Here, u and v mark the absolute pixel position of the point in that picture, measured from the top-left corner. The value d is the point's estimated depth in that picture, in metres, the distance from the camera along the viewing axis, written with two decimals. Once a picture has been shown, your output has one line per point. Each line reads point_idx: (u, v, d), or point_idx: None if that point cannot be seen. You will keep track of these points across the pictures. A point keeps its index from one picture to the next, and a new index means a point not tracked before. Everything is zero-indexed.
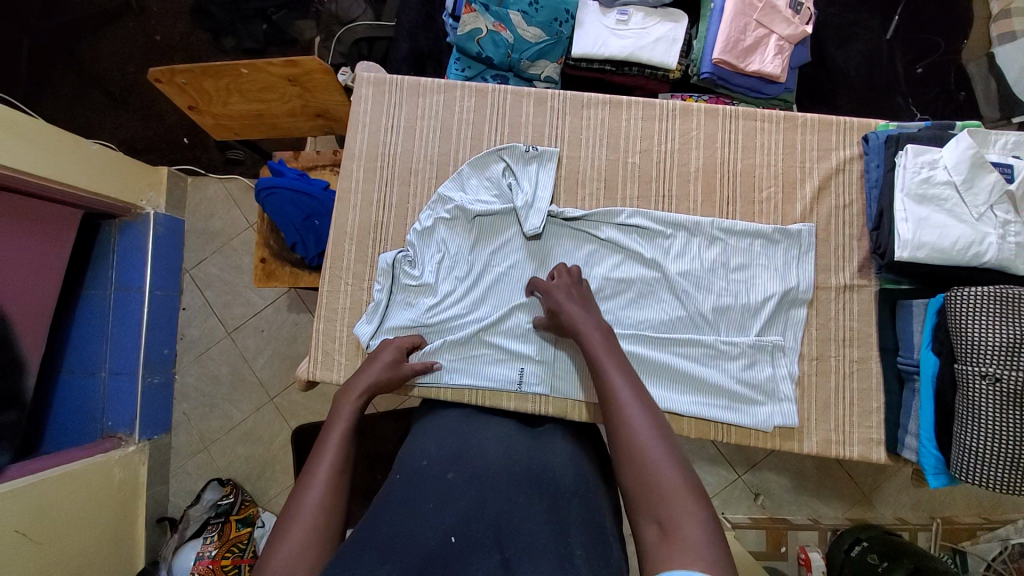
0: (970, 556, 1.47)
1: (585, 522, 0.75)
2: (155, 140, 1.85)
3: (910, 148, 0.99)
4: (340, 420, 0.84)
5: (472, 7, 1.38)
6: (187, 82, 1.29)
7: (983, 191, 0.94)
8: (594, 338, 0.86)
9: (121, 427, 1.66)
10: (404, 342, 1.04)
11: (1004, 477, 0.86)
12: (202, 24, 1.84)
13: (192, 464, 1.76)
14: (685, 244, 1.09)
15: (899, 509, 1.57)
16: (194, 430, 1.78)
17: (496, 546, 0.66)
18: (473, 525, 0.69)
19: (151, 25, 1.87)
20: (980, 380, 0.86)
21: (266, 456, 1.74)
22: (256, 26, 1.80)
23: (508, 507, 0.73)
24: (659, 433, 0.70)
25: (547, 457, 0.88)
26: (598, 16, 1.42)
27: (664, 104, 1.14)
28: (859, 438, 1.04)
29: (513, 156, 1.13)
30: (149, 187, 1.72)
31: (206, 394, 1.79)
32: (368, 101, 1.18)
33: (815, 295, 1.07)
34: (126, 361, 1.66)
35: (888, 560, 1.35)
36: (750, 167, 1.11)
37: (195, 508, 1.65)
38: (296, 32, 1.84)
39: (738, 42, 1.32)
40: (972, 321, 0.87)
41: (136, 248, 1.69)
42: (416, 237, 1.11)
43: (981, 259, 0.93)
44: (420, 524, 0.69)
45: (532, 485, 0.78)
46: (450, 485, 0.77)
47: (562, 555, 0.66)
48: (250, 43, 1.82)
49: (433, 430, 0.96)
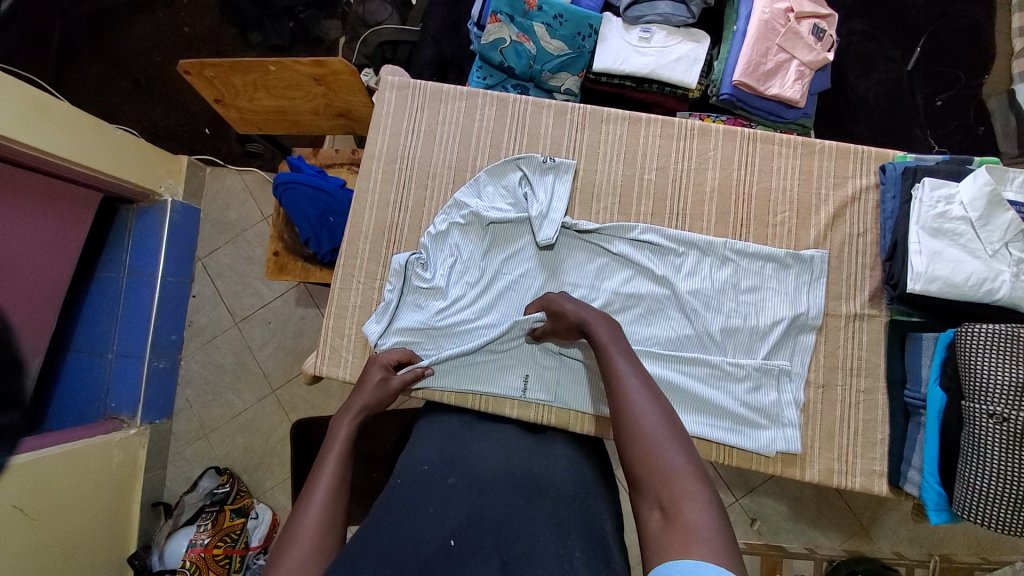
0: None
1: (586, 527, 0.75)
2: (177, 129, 1.88)
3: (927, 180, 0.99)
4: (338, 440, 0.86)
5: (497, 17, 1.40)
6: (215, 76, 1.31)
7: (998, 228, 0.94)
8: (599, 328, 0.85)
9: (124, 409, 1.67)
10: (389, 356, 1.04)
11: (1005, 518, 0.85)
12: (231, 19, 1.89)
13: (190, 451, 1.77)
14: (696, 264, 1.09)
15: (896, 543, 1.56)
16: (195, 417, 1.79)
17: (495, 550, 0.67)
18: (474, 527, 0.70)
19: (181, 17, 1.92)
20: (986, 419, 0.85)
21: (264, 448, 1.75)
22: (283, 24, 1.85)
23: (507, 513, 0.73)
24: (664, 419, 0.69)
25: (548, 464, 0.88)
26: (621, 33, 1.43)
27: (683, 123, 1.15)
28: (862, 468, 1.03)
29: (530, 166, 1.14)
30: (169, 175, 1.75)
31: (210, 381, 1.81)
32: (390, 104, 1.20)
33: (824, 322, 1.07)
34: (134, 343, 1.68)
35: None
36: (765, 191, 1.11)
37: (191, 495, 1.64)
38: (322, 32, 1.88)
39: (759, 66, 1.33)
40: (980, 359, 0.86)
41: (151, 233, 1.72)
42: (429, 240, 1.12)
43: (993, 295, 0.93)
44: (422, 528, 0.70)
45: (532, 491, 0.78)
46: (450, 488, 0.78)
47: (562, 557, 0.67)
48: (277, 40, 1.86)
49: (435, 433, 0.96)
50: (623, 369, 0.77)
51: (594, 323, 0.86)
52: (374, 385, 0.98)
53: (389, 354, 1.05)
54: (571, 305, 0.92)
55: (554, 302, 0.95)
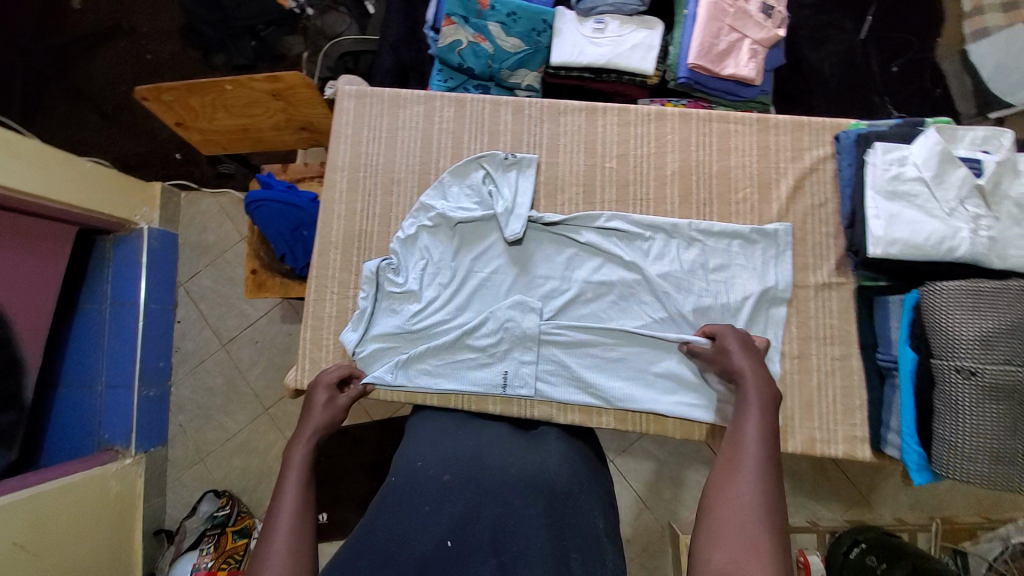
0: (970, 557, 1.48)
1: (580, 526, 0.79)
2: (148, 156, 1.88)
3: (880, 145, 0.99)
4: (293, 468, 0.87)
5: (452, 20, 1.43)
6: (174, 99, 1.31)
7: (952, 186, 0.95)
8: (750, 384, 0.87)
9: (118, 440, 1.66)
10: (335, 374, 1.06)
11: (987, 474, 0.83)
12: (194, 43, 1.89)
13: (188, 476, 1.77)
14: (664, 246, 1.10)
15: (898, 509, 1.58)
16: (190, 441, 1.79)
17: (492, 549, 0.70)
18: (469, 526, 0.73)
19: (143, 44, 1.92)
20: (957, 374, 0.84)
21: (262, 467, 1.75)
22: (245, 43, 1.86)
23: (502, 509, 0.75)
24: (767, 497, 0.71)
25: (540, 458, 0.90)
26: (576, 25, 1.46)
27: (639, 109, 1.16)
28: (843, 435, 1.03)
29: (492, 164, 1.15)
30: (143, 203, 1.74)
31: (202, 405, 1.80)
32: (350, 113, 1.20)
33: (794, 294, 1.07)
34: (122, 374, 1.68)
35: (886, 562, 1.36)
36: (725, 169, 1.12)
37: (191, 520, 1.65)
38: (285, 48, 1.89)
39: (712, 47, 1.36)
40: (949, 315, 0.85)
41: (132, 262, 1.71)
42: (400, 244, 1.12)
43: (954, 253, 0.93)
44: (421, 528, 0.73)
45: (528, 485, 0.79)
46: (445, 486, 0.79)
47: (557, 559, 0.70)
48: (240, 59, 1.88)
49: (426, 435, 0.98)
50: (750, 432, 0.80)
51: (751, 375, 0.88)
52: (326, 402, 1.01)
53: (337, 369, 1.08)
54: (745, 350, 0.93)
55: (726, 340, 0.96)
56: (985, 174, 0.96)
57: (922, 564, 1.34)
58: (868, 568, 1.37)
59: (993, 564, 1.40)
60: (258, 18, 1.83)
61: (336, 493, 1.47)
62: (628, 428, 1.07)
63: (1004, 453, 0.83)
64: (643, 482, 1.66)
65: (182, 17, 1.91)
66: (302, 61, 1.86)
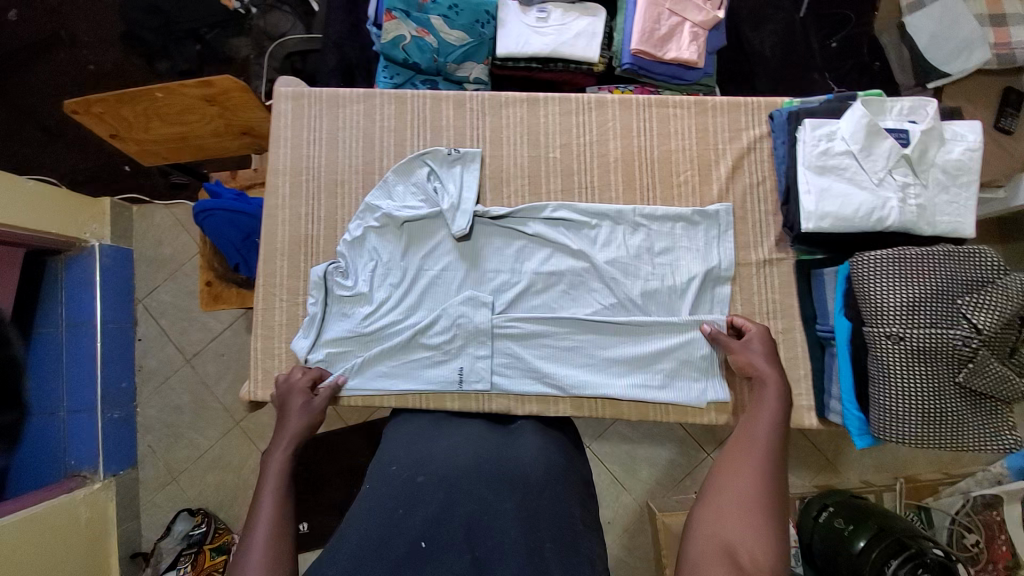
0: (934, 512, 1.54)
1: (554, 516, 0.79)
2: (97, 171, 1.81)
3: (808, 121, 1.00)
4: (269, 480, 0.88)
5: (392, 15, 1.40)
6: (105, 111, 1.27)
7: (880, 157, 0.97)
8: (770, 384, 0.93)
9: (85, 465, 1.62)
10: (304, 380, 1.05)
11: (921, 434, 0.85)
12: (136, 51, 1.82)
13: (162, 496, 1.73)
14: (610, 233, 1.11)
15: (864, 472, 1.65)
16: (161, 461, 1.74)
17: (465, 544, 0.74)
18: (443, 526, 0.76)
19: (84, 56, 1.84)
20: (886, 341, 0.85)
21: (238, 481, 1.72)
22: (189, 47, 1.80)
23: (475, 505, 0.78)
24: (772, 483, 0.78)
25: (516, 453, 0.89)
26: (519, 15, 1.45)
27: (579, 97, 1.16)
28: (789, 405, 1.06)
29: (436, 160, 1.14)
30: (92, 220, 1.69)
31: (170, 423, 1.76)
32: (287, 115, 1.18)
33: (737, 272, 1.10)
34: (83, 399, 1.63)
35: (852, 523, 1.39)
36: (666, 153, 1.14)
37: (167, 541, 1.62)
38: (231, 51, 1.83)
39: (653, 32, 1.38)
40: (876, 284, 0.86)
41: (85, 282, 1.65)
42: (347, 247, 1.11)
43: (884, 223, 0.95)
44: (395, 530, 0.76)
45: (498, 479, 0.81)
46: (420, 488, 0.82)
47: (532, 549, 0.73)
48: (185, 65, 1.81)
49: (402, 437, 0.99)
50: (762, 428, 0.87)
51: (768, 373, 0.95)
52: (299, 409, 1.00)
53: (303, 374, 1.06)
54: (760, 347, 0.99)
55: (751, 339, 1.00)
56: (911, 143, 0.97)
57: (885, 523, 1.36)
58: (837, 531, 1.41)
59: (956, 519, 1.47)
60: (202, 21, 1.77)
61: (315, 502, 1.46)
62: (585, 414, 1.08)
63: (932, 414, 0.85)
64: (620, 466, 1.68)
65: (121, 25, 1.84)
66: (249, 64, 1.80)
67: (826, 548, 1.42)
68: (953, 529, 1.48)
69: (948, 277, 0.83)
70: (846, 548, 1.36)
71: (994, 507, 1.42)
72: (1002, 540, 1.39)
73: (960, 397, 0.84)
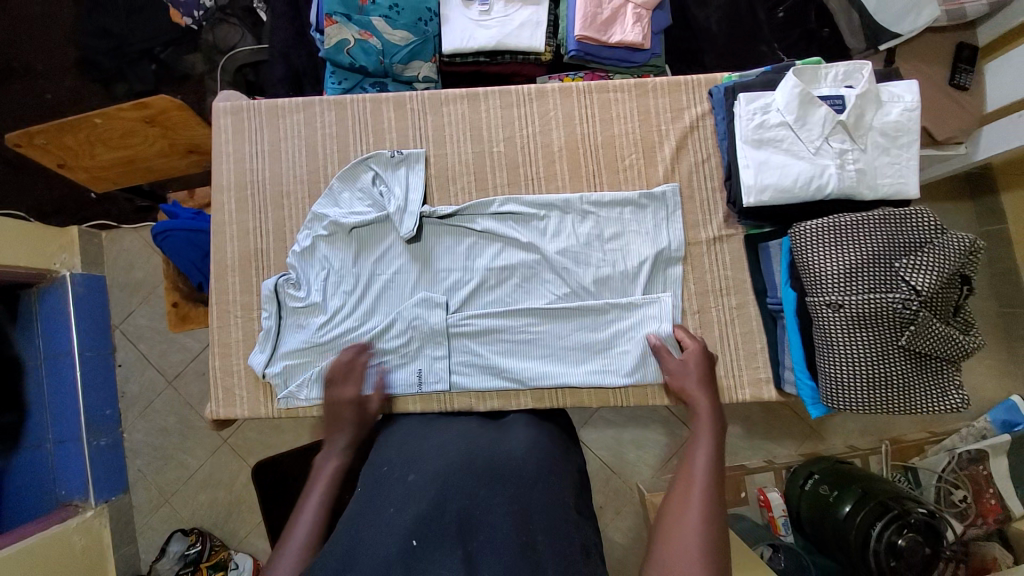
0: (921, 472, 1.51)
1: (549, 508, 0.76)
2: (64, 201, 1.77)
3: (743, 96, 1.00)
4: (317, 487, 0.87)
5: (333, 19, 1.38)
6: (48, 142, 1.26)
7: (816, 125, 0.97)
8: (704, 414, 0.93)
9: (75, 494, 1.58)
10: (350, 391, 1.02)
11: (866, 400, 0.85)
12: (90, 74, 1.77)
13: (157, 518, 1.70)
14: (559, 223, 1.11)
15: (849, 437, 1.65)
16: (153, 484, 1.72)
17: (458, 541, 0.71)
18: (433, 523, 0.73)
19: (38, 84, 1.78)
20: (827, 309, 0.86)
21: (231, 497, 1.71)
22: (144, 67, 1.76)
23: (467, 500, 0.75)
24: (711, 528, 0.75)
25: (508, 448, 0.85)
26: (462, 10, 1.43)
27: (519, 89, 1.16)
28: (749, 379, 1.07)
29: (380, 163, 1.13)
30: (60, 249, 1.64)
31: (158, 446, 1.74)
32: (228, 130, 1.17)
33: (687, 252, 1.10)
34: (69, 427, 1.59)
35: (837, 490, 1.36)
36: (610, 138, 1.13)
37: (163, 561, 1.60)
38: (187, 66, 1.78)
39: (596, 16, 1.36)
40: (814, 253, 0.87)
41: (59, 312, 1.61)
42: (297, 259, 1.11)
43: (823, 191, 0.95)
44: (383, 528, 0.74)
45: (489, 474, 0.78)
46: (410, 486, 0.79)
47: (523, 543, 0.71)
48: (140, 85, 1.77)
49: (396, 439, 0.96)
50: (701, 457, 0.85)
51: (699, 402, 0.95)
52: (354, 418, 0.99)
53: (342, 384, 1.02)
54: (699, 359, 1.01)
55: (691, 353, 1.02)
56: (846, 109, 0.97)
57: (868, 486, 1.33)
58: (822, 498, 1.38)
59: (943, 477, 1.45)
60: (154, 40, 1.74)
61: None
62: (547, 406, 1.09)
63: (878, 380, 0.85)
64: (608, 451, 1.67)
65: (73, 50, 1.78)
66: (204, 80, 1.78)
67: (813, 517, 1.39)
68: (941, 487, 1.46)
69: (884, 241, 0.84)
70: (831, 513, 1.33)
71: (982, 462, 1.44)
72: (991, 494, 1.42)
73: (905, 360, 0.84)
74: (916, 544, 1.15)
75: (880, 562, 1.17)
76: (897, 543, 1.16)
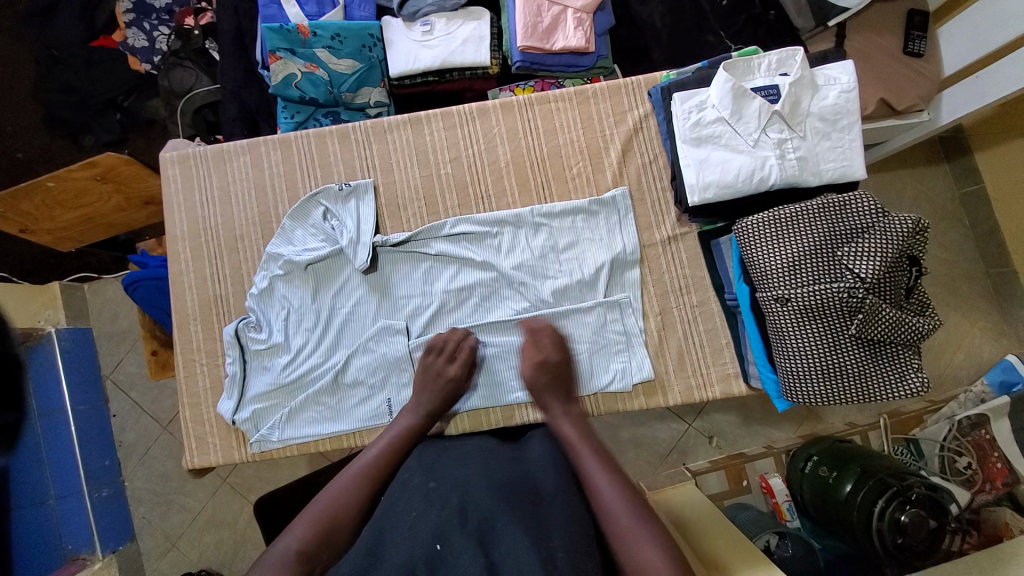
0: (923, 442, 1.46)
1: (565, 528, 0.72)
2: (44, 258, 1.71)
3: (677, 95, 0.99)
4: (399, 423, 0.95)
5: (277, 55, 1.36)
6: (5, 208, 1.29)
7: (752, 118, 0.96)
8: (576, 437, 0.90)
9: (82, 546, 1.51)
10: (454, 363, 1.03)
11: (826, 390, 0.85)
12: (58, 130, 1.76)
13: (166, 564, 1.63)
14: (512, 239, 1.11)
15: (847, 414, 1.60)
16: (159, 529, 1.65)
17: (480, 545, 0.66)
18: (457, 527, 0.68)
19: (9, 145, 1.77)
20: (776, 304, 0.86)
21: (235, 538, 1.64)
22: (109, 118, 1.75)
23: (488, 507, 0.71)
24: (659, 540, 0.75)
25: (527, 467, 0.83)
26: (404, 32, 1.42)
27: (460, 110, 1.16)
28: (718, 375, 1.06)
29: (330, 198, 1.14)
30: (44, 306, 1.60)
31: (160, 491, 1.67)
32: (176, 180, 1.17)
33: (644, 254, 1.09)
34: (71, 481, 1.52)
35: (836, 470, 1.29)
36: (555, 150, 1.13)
37: None
38: (151, 112, 1.78)
39: (537, 25, 1.36)
40: (759, 248, 0.87)
41: (52, 372, 1.55)
42: (256, 300, 1.11)
43: (766, 182, 0.95)
44: (405, 538, 0.69)
45: (513, 492, 0.74)
46: (432, 493, 0.75)
47: (545, 560, 0.64)
48: (107, 136, 1.76)
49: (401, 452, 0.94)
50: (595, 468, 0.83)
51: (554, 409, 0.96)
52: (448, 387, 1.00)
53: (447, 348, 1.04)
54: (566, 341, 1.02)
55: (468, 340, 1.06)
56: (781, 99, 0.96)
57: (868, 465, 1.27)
58: (822, 480, 1.31)
59: (945, 445, 1.40)
60: (115, 89, 1.73)
61: None
62: (517, 422, 1.08)
63: (837, 370, 0.85)
64: None
65: (38, 107, 1.77)
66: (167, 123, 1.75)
67: (815, 499, 1.33)
68: (944, 455, 1.40)
69: (823, 231, 0.84)
70: (832, 497, 1.27)
71: (982, 426, 1.39)
72: (996, 458, 1.35)
73: (858, 348, 0.84)
74: (921, 519, 1.10)
75: (884, 541, 1.11)
76: (900, 520, 1.10)
